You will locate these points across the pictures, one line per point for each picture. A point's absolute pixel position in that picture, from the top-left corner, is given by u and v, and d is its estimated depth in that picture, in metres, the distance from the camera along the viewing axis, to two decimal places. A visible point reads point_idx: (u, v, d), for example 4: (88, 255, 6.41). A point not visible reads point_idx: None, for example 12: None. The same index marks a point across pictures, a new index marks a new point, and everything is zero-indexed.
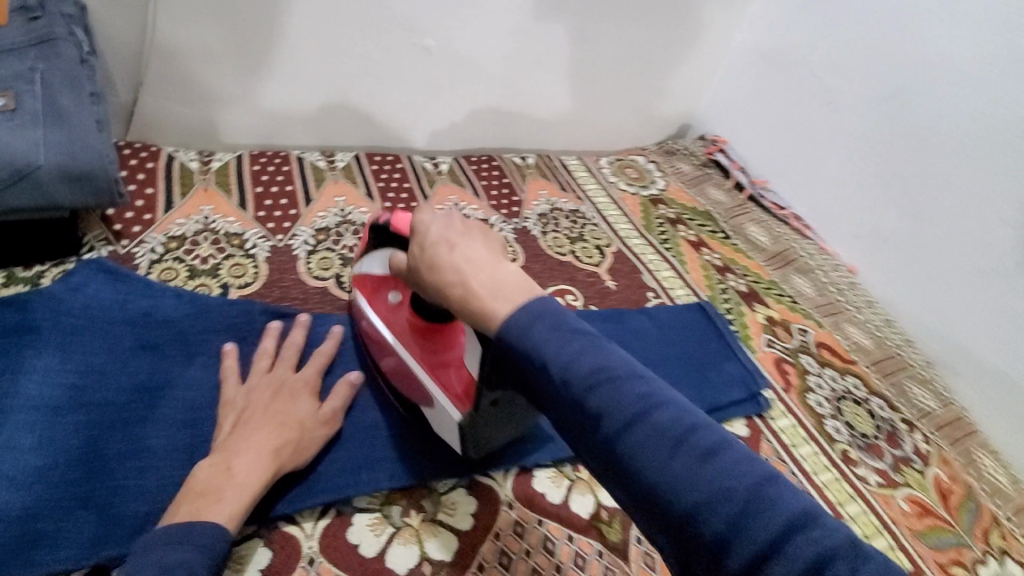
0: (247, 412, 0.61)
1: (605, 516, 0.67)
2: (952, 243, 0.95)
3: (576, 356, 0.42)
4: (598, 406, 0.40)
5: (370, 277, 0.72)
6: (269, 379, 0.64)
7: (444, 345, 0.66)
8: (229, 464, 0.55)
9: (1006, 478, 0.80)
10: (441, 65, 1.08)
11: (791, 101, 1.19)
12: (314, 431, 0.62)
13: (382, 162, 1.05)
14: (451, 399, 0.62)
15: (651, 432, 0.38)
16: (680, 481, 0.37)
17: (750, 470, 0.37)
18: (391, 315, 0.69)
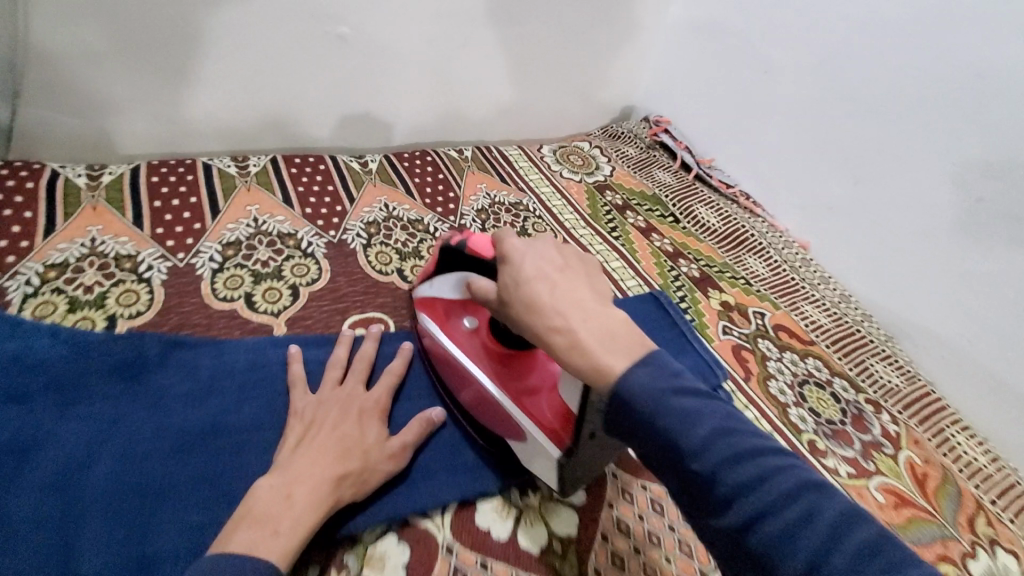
0: (315, 429, 0.56)
1: (561, 548, 0.57)
2: (900, 210, 0.91)
3: (655, 380, 0.41)
4: (667, 427, 0.39)
5: (441, 299, 0.67)
6: (341, 395, 0.60)
7: (538, 374, 0.61)
8: (288, 490, 0.50)
9: (984, 457, 0.76)
10: (358, 53, 0.99)
11: (732, 75, 1.15)
12: (377, 464, 0.55)
13: (302, 164, 0.96)
14: (544, 432, 0.56)
15: (737, 458, 0.37)
16: (756, 507, 0.36)
17: (825, 498, 0.36)
18: (471, 342, 0.64)
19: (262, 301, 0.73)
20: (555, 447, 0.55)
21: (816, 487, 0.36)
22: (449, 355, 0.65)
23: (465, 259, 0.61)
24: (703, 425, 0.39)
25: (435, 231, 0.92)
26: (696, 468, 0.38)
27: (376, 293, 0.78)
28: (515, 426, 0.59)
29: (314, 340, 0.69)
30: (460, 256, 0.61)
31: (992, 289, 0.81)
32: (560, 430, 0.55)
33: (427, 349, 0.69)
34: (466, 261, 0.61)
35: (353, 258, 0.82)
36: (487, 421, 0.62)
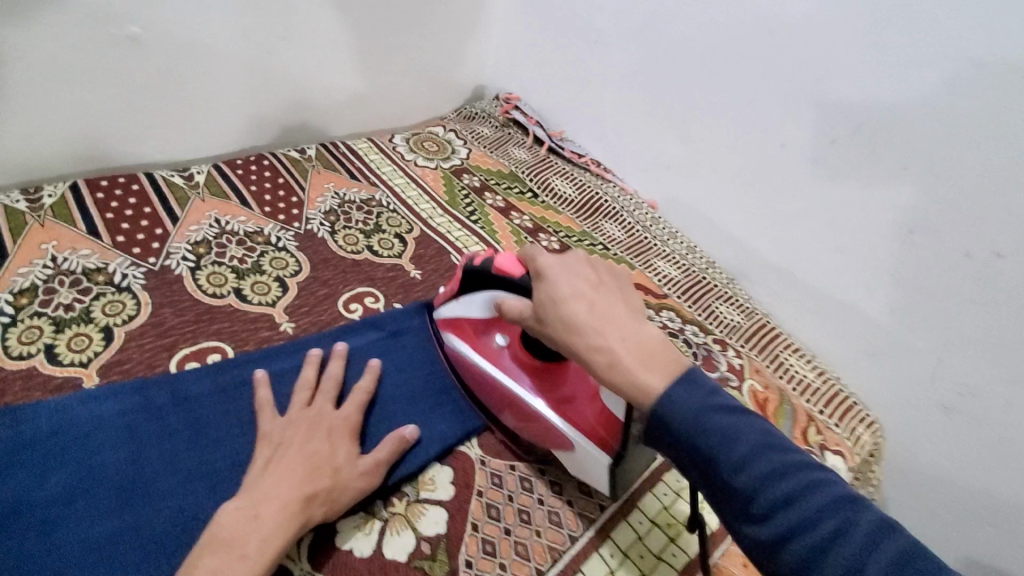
0: (282, 450, 0.55)
1: (429, 549, 0.55)
2: (728, 162, 0.98)
3: (692, 402, 0.44)
4: (712, 446, 0.43)
5: (469, 319, 0.66)
6: (310, 414, 0.58)
7: (572, 382, 0.60)
8: (256, 509, 0.50)
9: (812, 373, 0.86)
10: (159, 55, 0.88)
11: (568, 46, 1.17)
12: (349, 481, 0.55)
13: (111, 187, 0.84)
14: (585, 437, 0.57)
15: (770, 469, 0.41)
16: (779, 512, 0.40)
17: (839, 498, 0.40)
18: (507, 359, 0.63)
19: (67, 351, 0.63)
20: (604, 453, 0.56)
21: (831, 486, 0.41)
22: (488, 376, 0.64)
23: (492, 279, 0.61)
24: (746, 442, 0.42)
25: (278, 240, 0.85)
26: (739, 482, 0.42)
27: (210, 320, 0.70)
28: (560, 436, 0.59)
29: (130, 385, 0.60)
30: (486, 275, 0.61)
31: (801, 223, 0.91)
32: (605, 436, 0.56)
33: (461, 368, 0.68)
34: (494, 282, 0.60)
35: (179, 284, 0.74)
36: (533, 434, 0.62)
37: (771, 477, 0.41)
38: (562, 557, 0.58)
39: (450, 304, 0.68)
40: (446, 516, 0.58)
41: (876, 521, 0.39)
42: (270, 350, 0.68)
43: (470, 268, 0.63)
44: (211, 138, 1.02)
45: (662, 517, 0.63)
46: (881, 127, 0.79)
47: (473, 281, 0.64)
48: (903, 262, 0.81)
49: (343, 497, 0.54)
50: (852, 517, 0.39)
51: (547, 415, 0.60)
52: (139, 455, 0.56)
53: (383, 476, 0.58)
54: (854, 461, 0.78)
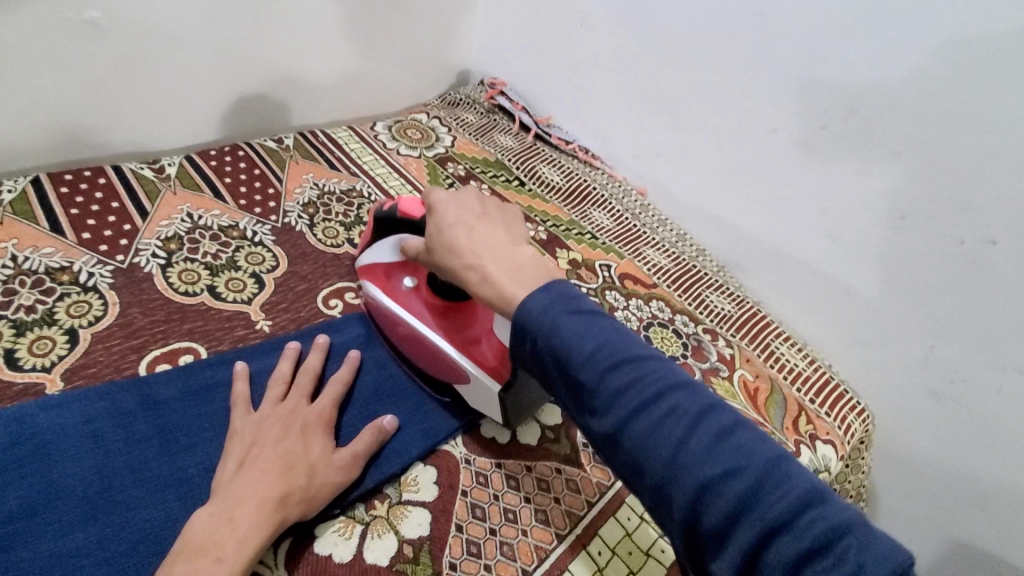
0: (256, 448, 0.52)
1: (411, 552, 0.53)
2: (716, 148, 0.96)
3: (587, 342, 0.42)
4: (608, 403, 0.41)
5: (380, 261, 0.67)
6: (283, 409, 0.56)
7: (478, 322, 0.62)
8: (231, 513, 0.48)
9: (803, 362, 0.85)
10: (123, 42, 0.84)
11: (553, 29, 1.14)
12: (328, 477, 0.53)
13: (75, 181, 0.80)
14: (484, 372, 0.59)
15: (665, 420, 0.39)
16: (672, 466, 0.38)
17: (743, 445, 0.38)
18: (415, 299, 0.64)
19: (28, 356, 0.60)
20: (496, 382, 0.59)
21: (735, 432, 0.39)
22: (398, 317, 0.65)
23: (399, 224, 0.62)
24: (638, 386, 0.41)
25: (254, 234, 0.81)
26: (630, 435, 0.40)
27: (182, 319, 0.68)
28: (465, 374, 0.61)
29: (94, 392, 0.57)
30: (394, 221, 0.62)
31: (792, 209, 0.89)
32: (500, 368, 0.58)
33: (374, 311, 0.69)
34: (400, 225, 0.62)
35: (149, 283, 0.71)
36: (439, 372, 0.64)
37: (666, 423, 0.39)
38: (549, 556, 0.56)
39: (365, 250, 0.69)
40: (429, 516, 0.56)
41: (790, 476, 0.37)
42: (243, 350, 0.65)
43: (377, 214, 0.63)
44: (183, 128, 0.98)
45: (650, 512, 0.62)
46: (875, 109, 0.77)
47: (384, 228, 0.65)
48: (894, 248, 0.80)
49: (323, 494, 0.52)
50: (756, 470, 0.37)
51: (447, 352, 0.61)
52: (105, 464, 0.53)
53: (362, 468, 0.56)
54: (844, 450, 0.77)
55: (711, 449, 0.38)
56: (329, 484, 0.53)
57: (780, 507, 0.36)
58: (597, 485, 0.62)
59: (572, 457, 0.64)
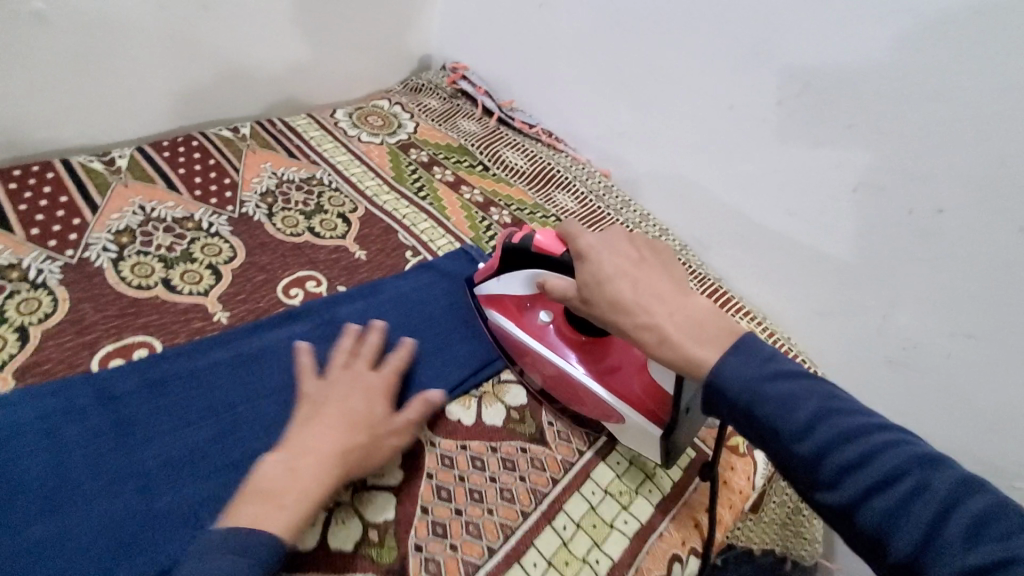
0: (319, 409, 0.55)
1: (376, 535, 0.54)
2: (676, 128, 0.97)
3: (759, 380, 0.45)
4: (768, 413, 0.44)
5: (512, 296, 0.69)
6: (351, 372, 0.59)
7: (616, 354, 0.65)
8: (293, 464, 0.51)
9: (763, 336, 0.88)
10: (63, 30, 0.81)
11: (513, 11, 1.13)
12: (388, 438, 0.56)
13: (21, 176, 0.78)
14: (631, 407, 0.61)
15: (831, 428, 0.42)
16: (855, 495, 0.40)
17: (926, 471, 0.39)
18: (552, 337, 0.67)
19: None
20: (655, 425, 0.60)
21: (915, 459, 0.40)
22: (534, 352, 0.67)
23: (534, 258, 0.64)
24: (809, 417, 0.43)
25: (211, 225, 0.80)
26: (806, 462, 0.43)
27: (137, 313, 0.66)
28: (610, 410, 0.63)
29: (46, 388, 0.56)
30: (526, 255, 0.65)
31: (751, 187, 0.91)
32: (656, 410, 0.60)
33: (507, 345, 0.71)
34: (534, 260, 0.64)
35: (101, 278, 0.69)
36: (586, 406, 0.65)
37: (843, 454, 0.41)
38: (515, 532, 0.57)
39: (490, 282, 0.70)
40: (395, 500, 0.57)
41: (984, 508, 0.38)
42: (200, 342, 0.64)
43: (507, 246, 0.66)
44: (133, 118, 0.95)
45: (614, 486, 0.63)
46: (828, 86, 0.79)
47: (514, 262, 0.67)
48: (846, 221, 0.82)
49: (381, 455, 0.55)
50: (938, 495, 0.38)
51: (596, 390, 0.63)
52: (61, 461, 0.52)
53: (413, 433, 0.59)
54: None
55: (893, 479, 0.40)
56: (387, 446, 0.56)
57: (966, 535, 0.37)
58: (562, 462, 0.64)
59: (537, 437, 0.66)
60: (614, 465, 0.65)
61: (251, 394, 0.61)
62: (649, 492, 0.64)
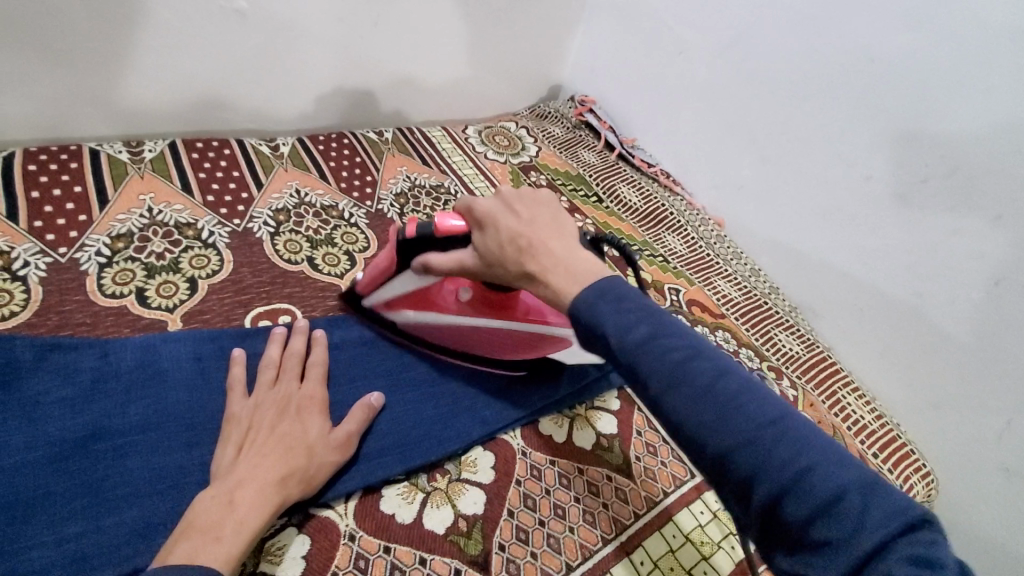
0: (254, 434, 0.54)
1: (465, 527, 0.56)
2: (802, 187, 0.96)
3: (626, 328, 0.42)
4: (605, 332, 0.43)
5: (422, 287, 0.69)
6: (278, 394, 0.58)
7: (527, 304, 0.68)
8: (231, 495, 0.48)
9: (870, 416, 0.83)
10: (259, 30, 0.92)
11: (649, 53, 1.17)
12: (326, 457, 0.54)
13: (205, 149, 0.90)
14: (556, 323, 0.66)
15: (707, 401, 0.39)
16: (728, 457, 0.37)
17: (784, 438, 0.37)
18: (471, 310, 0.68)
19: (156, 296, 0.68)
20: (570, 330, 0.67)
21: (779, 426, 0.37)
22: (461, 328, 0.69)
23: (431, 240, 0.62)
24: (682, 367, 0.40)
25: (351, 216, 0.89)
26: (671, 412, 0.40)
27: (283, 283, 0.75)
28: (545, 338, 0.67)
29: (205, 334, 0.64)
30: (424, 238, 0.62)
31: (878, 258, 0.87)
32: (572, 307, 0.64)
33: (436, 338, 0.71)
34: (433, 241, 0.62)
35: (258, 247, 0.78)
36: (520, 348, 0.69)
37: (699, 404, 0.39)
38: (594, 555, 0.58)
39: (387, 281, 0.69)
40: (484, 498, 0.59)
41: (819, 471, 0.35)
42: (335, 319, 0.71)
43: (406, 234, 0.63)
44: (298, 114, 1.07)
45: (695, 534, 0.62)
46: (980, 166, 0.75)
47: (407, 254, 0.65)
48: (981, 312, 0.76)
49: (322, 473, 0.53)
50: (794, 457, 0.36)
51: (518, 329, 0.67)
52: (210, 400, 0.59)
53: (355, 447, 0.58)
54: None
55: (757, 440, 0.37)
56: (353, 436, 0.57)
57: (811, 510, 0.34)
58: (645, 498, 0.64)
59: (624, 468, 0.66)
60: (698, 514, 0.64)
61: (369, 373, 0.66)
62: (731, 548, 0.62)
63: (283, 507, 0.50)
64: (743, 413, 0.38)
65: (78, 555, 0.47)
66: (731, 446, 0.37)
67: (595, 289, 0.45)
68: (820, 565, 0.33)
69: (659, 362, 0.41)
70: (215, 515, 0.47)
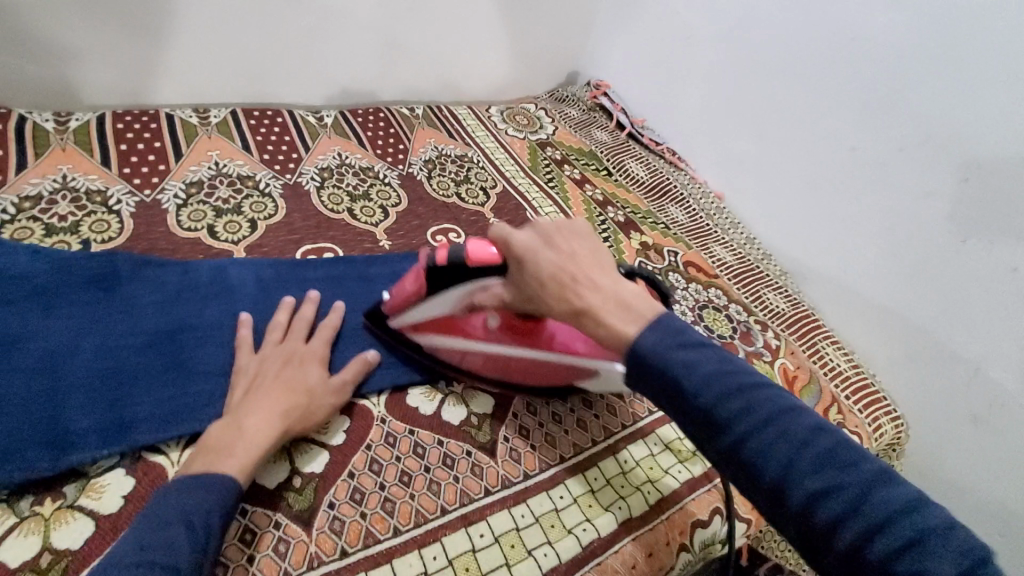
0: (261, 378, 0.60)
1: (476, 421, 0.68)
2: (794, 161, 1.04)
3: (620, 303, 0.52)
4: (604, 305, 0.52)
5: (444, 312, 0.66)
6: (283, 349, 0.63)
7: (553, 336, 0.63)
8: (240, 423, 0.55)
9: (846, 363, 0.91)
10: (310, 13, 1.05)
11: (661, 39, 1.26)
12: (324, 399, 0.60)
13: (261, 117, 1.03)
14: (591, 360, 0.61)
15: (685, 352, 0.48)
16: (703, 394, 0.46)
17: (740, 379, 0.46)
18: (499, 334, 0.65)
19: (224, 231, 0.81)
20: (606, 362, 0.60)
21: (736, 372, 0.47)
22: (485, 350, 0.67)
23: (459, 268, 0.60)
24: (665, 331, 0.49)
25: (385, 177, 1.01)
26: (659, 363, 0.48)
27: (328, 228, 0.87)
28: (575, 370, 0.64)
29: (265, 262, 0.77)
30: (453, 265, 0.61)
31: (860, 225, 0.95)
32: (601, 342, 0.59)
33: (459, 359, 0.69)
34: (464, 271, 0.60)
35: (307, 198, 0.91)
36: (550, 377, 0.67)
37: (678, 358, 0.48)
38: (584, 452, 0.68)
39: (413, 310, 0.67)
40: (492, 402, 0.70)
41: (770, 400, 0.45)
42: (371, 257, 0.83)
43: (432, 266, 0.62)
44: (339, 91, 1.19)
45: (675, 443, 0.72)
46: (951, 137, 0.83)
47: (432, 283, 0.63)
48: (948, 270, 0.85)
49: (319, 412, 0.60)
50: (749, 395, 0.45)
51: (549, 360, 0.64)
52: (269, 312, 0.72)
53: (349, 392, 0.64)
54: (869, 444, 0.83)
55: (721, 380, 0.46)
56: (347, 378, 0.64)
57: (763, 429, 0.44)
58: (633, 414, 0.74)
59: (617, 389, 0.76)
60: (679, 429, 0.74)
61: None
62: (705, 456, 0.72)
63: (285, 436, 0.57)
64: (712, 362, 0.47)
65: (170, 413, 0.60)
66: (705, 387, 0.46)
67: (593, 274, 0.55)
68: (775, 470, 0.43)
69: (649, 326, 0.50)
70: (228, 438, 0.54)
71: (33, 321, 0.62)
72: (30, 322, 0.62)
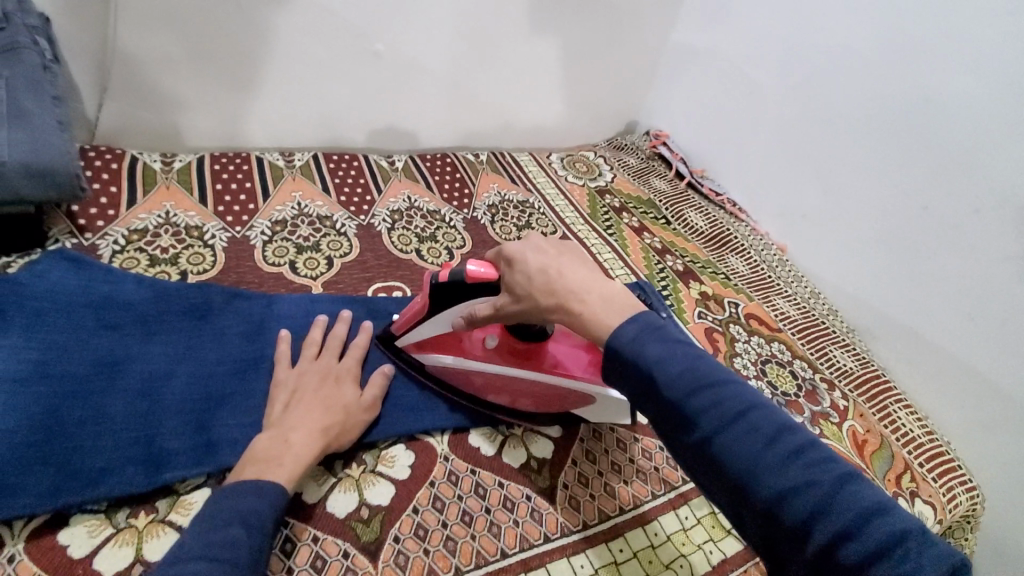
0: (300, 393, 0.63)
1: (535, 465, 0.68)
2: (862, 217, 1.03)
3: (665, 363, 0.47)
4: (649, 368, 0.48)
5: (446, 332, 0.70)
6: (319, 366, 0.67)
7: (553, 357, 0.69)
8: (286, 436, 0.58)
9: (919, 429, 0.86)
10: (391, 68, 1.13)
11: (724, 93, 1.28)
12: (358, 417, 0.63)
13: (339, 161, 1.10)
14: (588, 383, 0.68)
15: (745, 431, 0.43)
16: (765, 484, 0.41)
17: (812, 464, 0.41)
18: (498, 358, 0.70)
19: (304, 268, 0.87)
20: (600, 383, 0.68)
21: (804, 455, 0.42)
22: (484, 373, 0.70)
23: (465, 290, 0.65)
24: (719, 405, 0.45)
25: (451, 220, 1.06)
26: (715, 444, 0.44)
27: (397, 268, 0.92)
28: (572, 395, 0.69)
29: (342, 299, 0.81)
30: (458, 287, 0.65)
31: (934, 286, 0.92)
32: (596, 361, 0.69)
33: (455, 380, 0.72)
34: (468, 291, 0.65)
35: (378, 238, 0.96)
36: (545, 402, 0.71)
37: (734, 436, 0.43)
38: (645, 503, 0.68)
39: (416, 329, 0.71)
40: (552, 446, 0.71)
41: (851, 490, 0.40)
42: None
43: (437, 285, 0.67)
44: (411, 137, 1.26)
45: None
46: None
47: (439, 300, 0.67)
48: None
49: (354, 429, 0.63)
50: (821, 481, 0.40)
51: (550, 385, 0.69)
52: None
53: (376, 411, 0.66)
54: (943, 516, 0.77)
55: (782, 463, 0.42)
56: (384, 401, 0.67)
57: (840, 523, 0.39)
58: None
59: None
60: None
61: None
62: None
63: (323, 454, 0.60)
64: (778, 446, 0.43)
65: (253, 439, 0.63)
66: (768, 475, 0.42)
67: (633, 330, 0.50)
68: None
69: (703, 398, 0.45)
70: (276, 449, 0.56)
71: (138, 348, 0.68)
72: (135, 348, 0.68)
